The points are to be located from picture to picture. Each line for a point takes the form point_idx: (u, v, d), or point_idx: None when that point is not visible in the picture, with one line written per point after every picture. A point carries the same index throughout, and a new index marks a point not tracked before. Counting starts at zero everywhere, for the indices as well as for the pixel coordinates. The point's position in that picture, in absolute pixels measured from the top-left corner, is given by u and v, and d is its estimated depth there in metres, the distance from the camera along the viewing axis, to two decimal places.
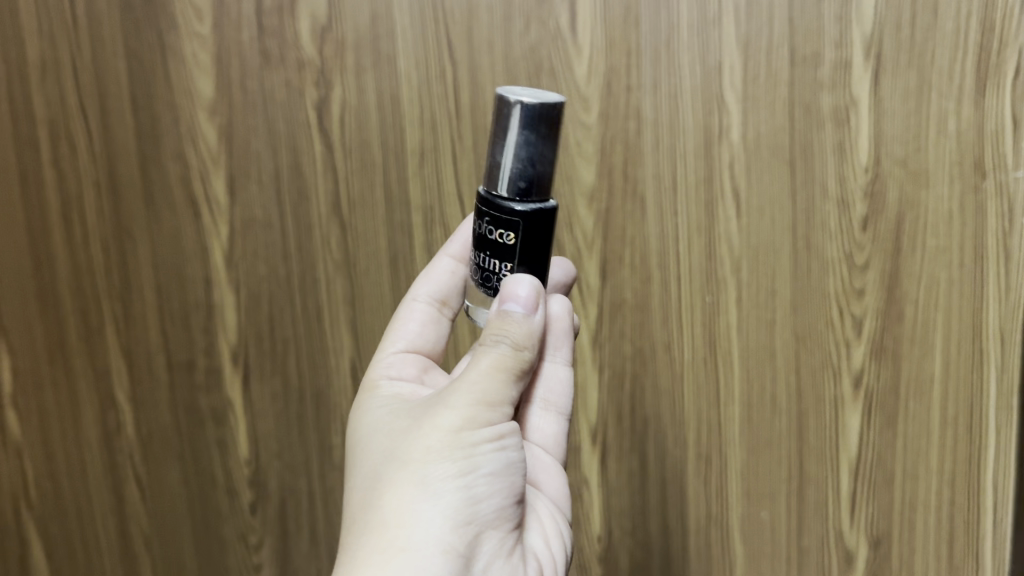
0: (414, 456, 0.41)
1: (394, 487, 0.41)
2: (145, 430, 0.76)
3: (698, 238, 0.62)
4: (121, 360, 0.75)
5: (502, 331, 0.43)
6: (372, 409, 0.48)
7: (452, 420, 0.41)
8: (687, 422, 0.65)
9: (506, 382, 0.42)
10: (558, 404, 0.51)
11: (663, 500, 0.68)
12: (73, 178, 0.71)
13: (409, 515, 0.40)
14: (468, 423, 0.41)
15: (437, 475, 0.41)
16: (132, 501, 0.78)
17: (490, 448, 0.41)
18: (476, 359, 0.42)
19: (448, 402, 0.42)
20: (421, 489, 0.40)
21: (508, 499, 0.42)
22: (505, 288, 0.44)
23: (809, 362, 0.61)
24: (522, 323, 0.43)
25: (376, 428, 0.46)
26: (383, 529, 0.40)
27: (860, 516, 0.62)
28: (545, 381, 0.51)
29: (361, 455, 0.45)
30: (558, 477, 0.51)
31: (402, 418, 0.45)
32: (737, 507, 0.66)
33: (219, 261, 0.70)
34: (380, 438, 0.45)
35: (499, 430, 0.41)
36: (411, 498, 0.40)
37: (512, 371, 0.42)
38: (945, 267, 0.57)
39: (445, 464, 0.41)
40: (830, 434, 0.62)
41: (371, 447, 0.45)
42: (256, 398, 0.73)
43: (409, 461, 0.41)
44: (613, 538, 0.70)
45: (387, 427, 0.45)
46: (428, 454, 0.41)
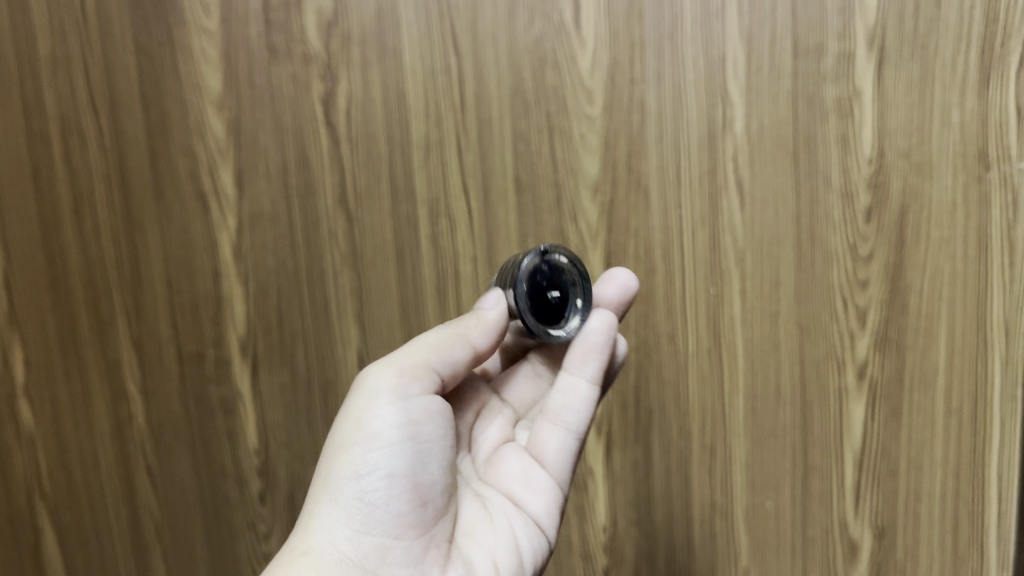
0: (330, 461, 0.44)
1: (315, 491, 0.44)
2: (155, 420, 0.77)
3: (703, 230, 0.62)
4: (132, 351, 0.76)
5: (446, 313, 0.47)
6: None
7: (361, 412, 0.44)
8: (692, 412, 0.66)
9: (421, 358, 0.44)
10: (567, 420, 0.48)
11: (667, 490, 0.68)
12: (84, 172, 0.73)
13: (316, 517, 0.43)
14: (371, 411, 0.43)
15: (337, 476, 0.43)
16: (144, 491, 0.79)
17: (387, 438, 0.43)
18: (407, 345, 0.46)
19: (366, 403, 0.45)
20: (327, 492, 0.43)
21: (410, 494, 0.43)
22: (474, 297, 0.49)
23: (814, 352, 0.61)
24: (473, 317, 0.48)
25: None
26: (297, 533, 0.43)
27: (864, 507, 0.63)
28: (564, 392, 0.48)
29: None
30: (545, 494, 0.47)
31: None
32: (742, 497, 0.66)
33: (227, 253, 0.71)
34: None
35: (403, 417, 0.43)
36: (321, 501, 0.43)
37: (438, 350, 0.45)
38: (949, 258, 0.57)
39: (347, 463, 0.43)
40: (835, 424, 0.62)
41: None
42: (265, 389, 0.73)
43: (328, 461, 0.44)
44: (618, 528, 0.70)
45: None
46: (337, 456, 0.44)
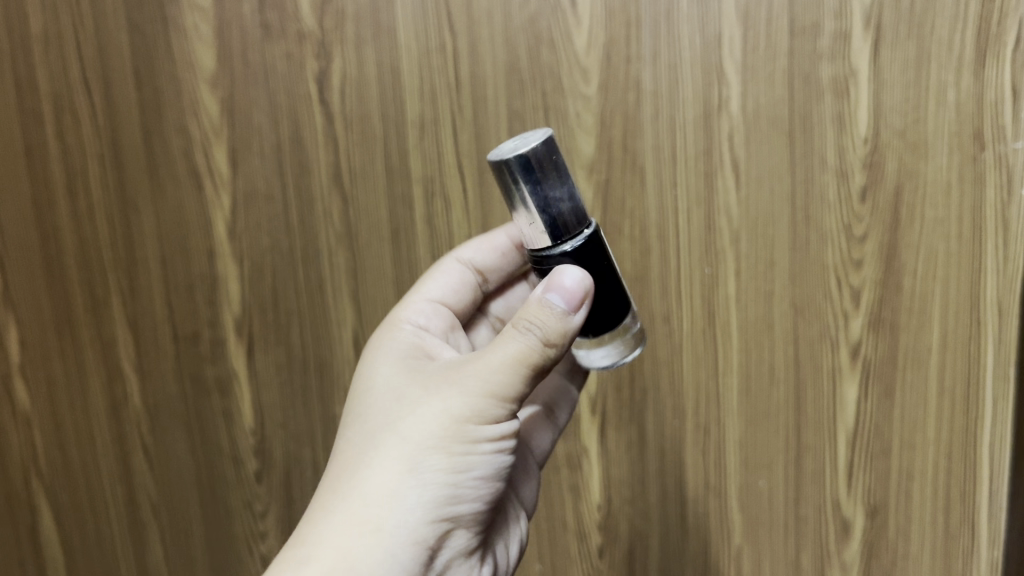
0: (410, 445, 0.41)
1: (387, 463, 0.41)
2: (151, 398, 0.76)
3: (698, 210, 0.62)
4: (127, 331, 0.75)
5: (550, 322, 0.41)
6: (369, 374, 0.47)
7: (461, 412, 0.41)
8: (686, 391, 0.66)
9: (526, 380, 0.41)
10: (557, 413, 0.56)
11: (660, 469, 0.69)
12: (78, 151, 0.72)
13: (393, 495, 0.40)
14: (474, 418, 0.41)
15: (427, 466, 0.41)
16: (140, 471, 0.79)
17: (486, 449, 0.41)
18: (508, 343, 0.41)
19: (455, 390, 0.42)
20: (410, 473, 0.41)
21: (488, 496, 0.43)
22: (550, 277, 0.41)
23: (808, 332, 0.62)
24: (558, 319, 0.41)
25: (370, 396, 0.45)
26: (364, 501, 0.41)
27: (857, 485, 0.64)
28: (556, 389, 0.57)
29: (354, 424, 0.45)
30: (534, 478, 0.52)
31: (398, 390, 0.44)
32: (736, 476, 0.66)
33: (222, 233, 0.71)
34: (374, 409, 0.44)
35: (502, 432, 0.42)
36: (398, 478, 0.41)
37: (539, 371, 0.42)
38: (944, 238, 0.57)
39: (439, 457, 0.41)
40: (828, 403, 0.63)
41: (366, 417, 0.44)
42: (261, 369, 0.73)
43: (408, 439, 0.41)
44: (612, 507, 0.70)
45: (382, 397, 0.45)
46: (425, 445, 0.41)
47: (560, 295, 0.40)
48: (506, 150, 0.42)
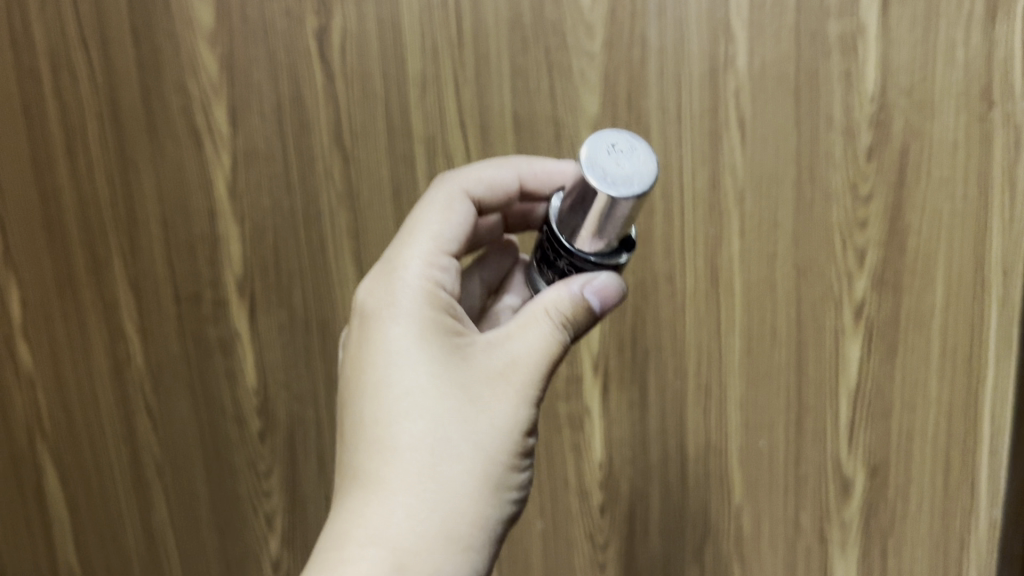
0: (482, 452, 0.41)
1: (467, 477, 0.41)
2: (153, 359, 0.76)
3: (702, 169, 0.61)
4: (128, 291, 0.75)
5: (586, 324, 0.43)
6: (386, 352, 0.44)
7: (524, 417, 0.42)
8: (689, 352, 0.66)
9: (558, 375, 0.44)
10: None
11: (663, 430, 0.68)
12: (77, 109, 0.72)
13: (479, 511, 0.41)
14: (532, 421, 0.43)
15: (500, 474, 0.41)
16: (143, 431, 0.79)
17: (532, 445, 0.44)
18: (553, 350, 0.44)
19: (517, 395, 0.42)
20: (489, 485, 0.41)
21: None
22: (589, 278, 0.43)
23: (811, 292, 0.62)
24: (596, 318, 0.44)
25: (402, 382, 0.43)
26: (453, 521, 0.40)
27: (858, 445, 0.64)
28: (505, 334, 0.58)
29: (391, 415, 0.42)
30: None
31: (441, 380, 0.43)
32: (737, 436, 0.67)
33: (222, 192, 0.70)
34: (419, 401, 0.42)
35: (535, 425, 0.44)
36: (479, 492, 0.41)
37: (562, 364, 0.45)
38: (948, 198, 0.58)
39: (511, 464, 0.42)
40: (830, 364, 0.63)
41: (411, 410, 0.42)
42: (263, 329, 0.73)
43: (481, 451, 0.41)
44: (613, 467, 0.70)
45: (424, 387, 0.42)
46: (496, 453, 0.41)
47: (601, 302, 0.43)
48: (603, 172, 0.40)
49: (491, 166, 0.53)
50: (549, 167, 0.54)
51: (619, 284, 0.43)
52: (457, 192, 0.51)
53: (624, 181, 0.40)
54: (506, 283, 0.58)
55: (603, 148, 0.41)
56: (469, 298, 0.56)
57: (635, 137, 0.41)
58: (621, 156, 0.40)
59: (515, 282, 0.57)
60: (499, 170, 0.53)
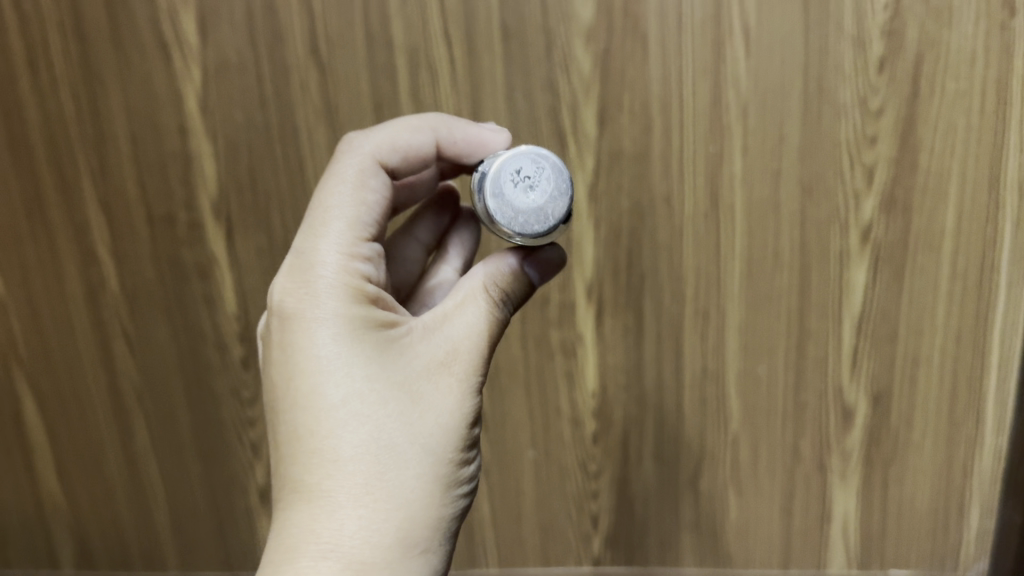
0: (429, 452, 0.41)
1: (417, 480, 0.41)
2: (129, 284, 0.72)
3: (704, 80, 0.57)
4: (101, 213, 0.70)
5: (518, 293, 0.46)
6: (314, 357, 0.42)
7: (469, 407, 0.43)
8: (686, 277, 0.62)
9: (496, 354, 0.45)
10: None
11: (658, 356, 0.65)
12: (35, 15, 0.65)
13: (431, 511, 0.41)
14: (475, 409, 0.43)
15: (449, 470, 0.42)
16: (122, 357, 0.75)
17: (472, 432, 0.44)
18: (492, 329, 0.44)
19: (461, 385, 0.42)
20: (439, 483, 0.41)
21: None
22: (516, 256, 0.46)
23: (816, 214, 0.59)
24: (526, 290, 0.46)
25: (337, 389, 0.41)
26: (409, 525, 0.40)
27: (861, 370, 0.63)
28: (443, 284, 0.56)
29: (329, 425, 0.41)
30: None
31: (380, 381, 0.42)
32: (735, 363, 0.65)
33: (192, 107, 0.66)
34: (358, 407, 0.41)
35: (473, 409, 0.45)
36: (430, 493, 0.41)
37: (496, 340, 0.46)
38: (964, 113, 0.56)
39: (458, 457, 0.42)
40: (834, 289, 0.61)
41: (351, 416, 0.41)
42: (242, 253, 0.70)
43: (428, 452, 0.41)
44: (607, 394, 0.67)
45: (361, 392, 0.41)
46: (442, 449, 0.42)
47: (522, 271, 0.46)
48: (513, 212, 0.43)
49: (406, 131, 0.50)
50: (472, 132, 0.51)
51: (556, 258, 0.47)
52: (369, 163, 0.48)
53: (531, 217, 0.43)
54: (445, 241, 0.56)
55: (508, 177, 0.43)
56: (408, 265, 0.55)
57: (539, 156, 0.43)
58: (531, 184, 0.43)
59: (454, 241, 0.56)
60: (414, 134, 0.50)
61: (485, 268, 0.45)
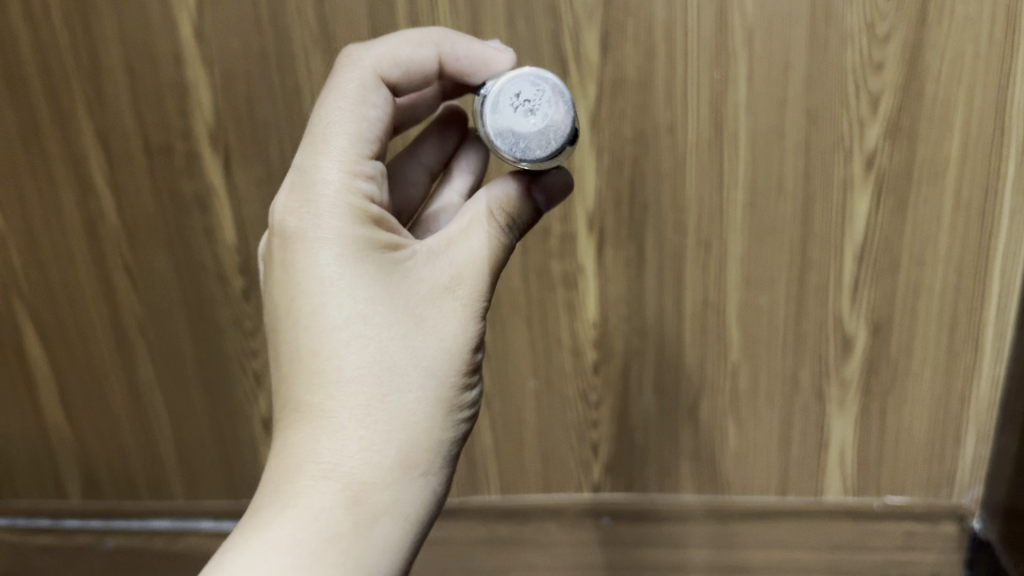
0: (427, 374, 0.42)
1: (418, 403, 0.41)
2: (128, 215, 0.72)
3: (708, 5, 0.56)
4: (97, 143, 0.69)
5: (525, 217, 0.46)
6: (315, 278, 0.42)
7: (471, 331, 0.43)
8: (688, 207, 0.62)
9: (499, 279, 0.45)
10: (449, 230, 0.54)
11: (659, 288, 0.65)
12: None
13: (433, 434, 0.42)
14: (477, 333, 0.43)
15: (448, 394, 0.42)
16: (123, 289, 0.75)
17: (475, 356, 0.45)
18: (497, 253, 0.44)
19: (464, 309, 0.43)
20: (442, 407, 0.42)
21: None
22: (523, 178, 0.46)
23: (820, 143, 0.58)
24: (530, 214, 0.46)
25: (340, 310, 0.42)
26: (410, 447, 0.41)
27: (862, 301, 0.64)
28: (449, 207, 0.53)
29: (331, 346, 0.41)
30: None
31: (381, 302, 0.42)
32: (736, 294, 0.65)
33: (188, 35, 0.64)
34: (361, 328, 0.41)
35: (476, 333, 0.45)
36: (432, 415, 0.42)
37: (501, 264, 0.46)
38: (972, 39, 0.55)
39: (460, 381, 0.43)
40: (837, 220, 0.61)
41: (354, 337, 0.41)
42: (241, 184, 0.69)
43: (430, 375, 0.42)
44: (608, 325, 0.67)
45: (363, 313, 0.42)
46: (442, 370, 0.42)
47: (526, 191, 0.46)
48: (514, 136, 0.44)
49: (409, 45, 0.48)
50: (475, 49, 0.49)
51: (561, 181, 0.46)
52: (370, 78, 0.46)
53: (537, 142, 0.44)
54: (452, 162, 0.54)
55: (508, 101, 0.44)
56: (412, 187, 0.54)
57: (538, 79, 0.44)
58: (532, 111, 0.44)
59: (460, 163, 0.54)
60: (417, 49, 0.48)
61: (492, 190, 0.45)
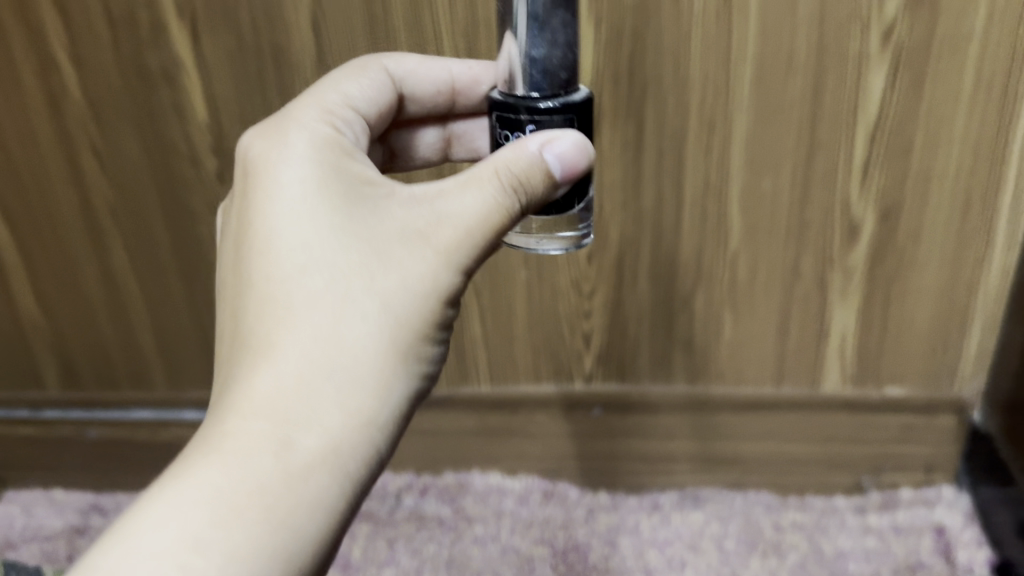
0: (380, 327, 0.37)
1: (365, 349, 0.37)
2: (93, 92, 0.67)
3: None
4: (54, 12, 0.63)
5: (542, 185, 0.40)
6: (279, 201, 0.40)
7: (437, 287, 0.38)
8: (692, 84, 0.58)
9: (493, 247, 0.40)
10: None
11: (659, 173, 0.62)
12: None
13: (378, 388, 0.37)
14: (445, 293, 0.39)
15: (402, 349, 0.38)
16: (91, 172, 0.71)
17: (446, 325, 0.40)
18: (493, 212, 0.39)
19: (433, 257, 0.38)
20: (392, 362, 0.37)
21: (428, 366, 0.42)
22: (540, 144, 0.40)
23: (836, 12, 0.54)
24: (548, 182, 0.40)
25: (299, 234, 0.38)
26: (346, 398, 0.36)
27: (871, 185, 0.60)
28: None
29: (282, 272, 0.38)
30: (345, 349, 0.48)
31: (341, 235, 0.38)
32: (739, 178, 0.61)
33: None
34: (315, 255, 0.38)
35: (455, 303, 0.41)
36: (380, 367, 0.37)
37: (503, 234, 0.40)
38: None
39: (413, 340, 0.38)
40: (850, 99, 0.57)
41: (307, 267, 0.38)
42: (210, 57, 0.63)
43: (382, 319, 0.37)
44: (603, 214, 0.64)
45: (322, 240, 0.38)
46: (399, 327, 0.38)
47: (546, 164, 0.39)
48: None
49: (423, 62, 0.52)
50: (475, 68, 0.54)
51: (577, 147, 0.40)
52: (373, 62, 0.51)
53: (556, 73, 0.41)
54: None
55: None
56: None
57: None
58: None
59: None
60: (429, 68, 0.52)
61: (501, 146, 0.40)
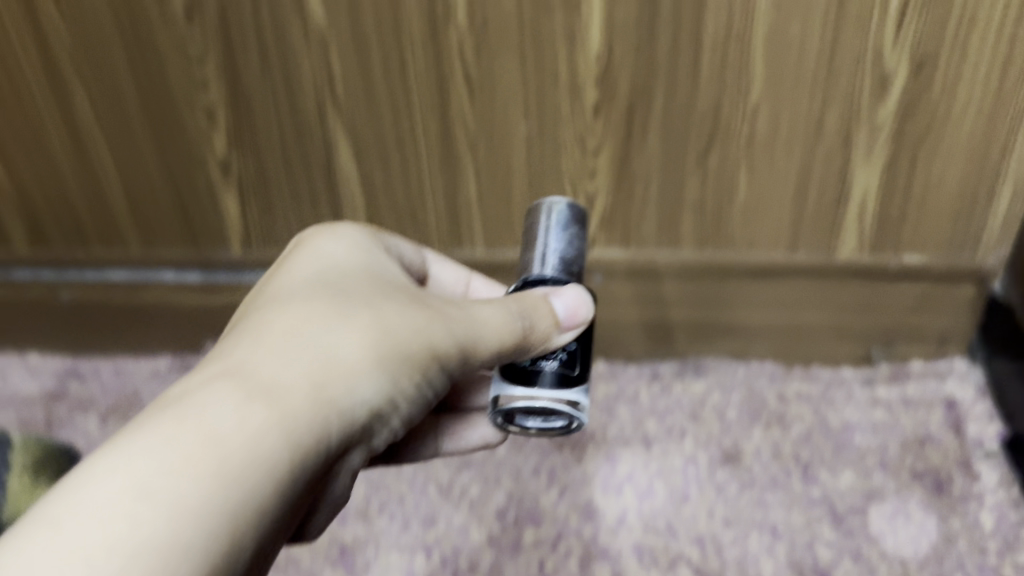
0: (374, 348, 0.35)
1: (337, 356, 0.34)
2: None
3: None
4: None
5: (547, 346, 0.41)
6: (310, 243, 0.40)
7: (424, 337, 0.36)
8: None
9: (490, 350, 0.39)
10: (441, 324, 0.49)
11: (676, 15, 0.56)
12: None
13: (330, 399, 0.33)
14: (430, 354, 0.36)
15: (358, 380, 0.34)
16: (46, 9, 0.61)
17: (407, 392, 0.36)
18: (507, 322, 0.39)
19: (434, 314, 0.37)
20: (353, 382, 0.34)
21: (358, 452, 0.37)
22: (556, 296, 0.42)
23: None
24: (551, 335, 0.41)
25: (318, 265, 0.38)
26: (305, 388, 0.32)
27: (907, 31, 0.55)
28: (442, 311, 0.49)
29: (289, 283, 0.37)
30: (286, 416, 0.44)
31: (341, 282, 0.37)
32: (765, 22, 0.55)
33: None
34: (325, 280, 0.37)
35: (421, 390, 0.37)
36: (341, 379, 0.34)
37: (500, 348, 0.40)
38: None
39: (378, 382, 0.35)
40: None
41: (312, 283, 0.37)
42: None
43: (361, 332, 0.35)
44: (612, 61, 0.58)
45: (336, 280, 0.37)
46: (384, 358, 0.35)
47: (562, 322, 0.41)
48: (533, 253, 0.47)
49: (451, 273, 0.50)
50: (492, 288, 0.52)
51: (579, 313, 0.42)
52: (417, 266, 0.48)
53: (565, 254, 0.45)
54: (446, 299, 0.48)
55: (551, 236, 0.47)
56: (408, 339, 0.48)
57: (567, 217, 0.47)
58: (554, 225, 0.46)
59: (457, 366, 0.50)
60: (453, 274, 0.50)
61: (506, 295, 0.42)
